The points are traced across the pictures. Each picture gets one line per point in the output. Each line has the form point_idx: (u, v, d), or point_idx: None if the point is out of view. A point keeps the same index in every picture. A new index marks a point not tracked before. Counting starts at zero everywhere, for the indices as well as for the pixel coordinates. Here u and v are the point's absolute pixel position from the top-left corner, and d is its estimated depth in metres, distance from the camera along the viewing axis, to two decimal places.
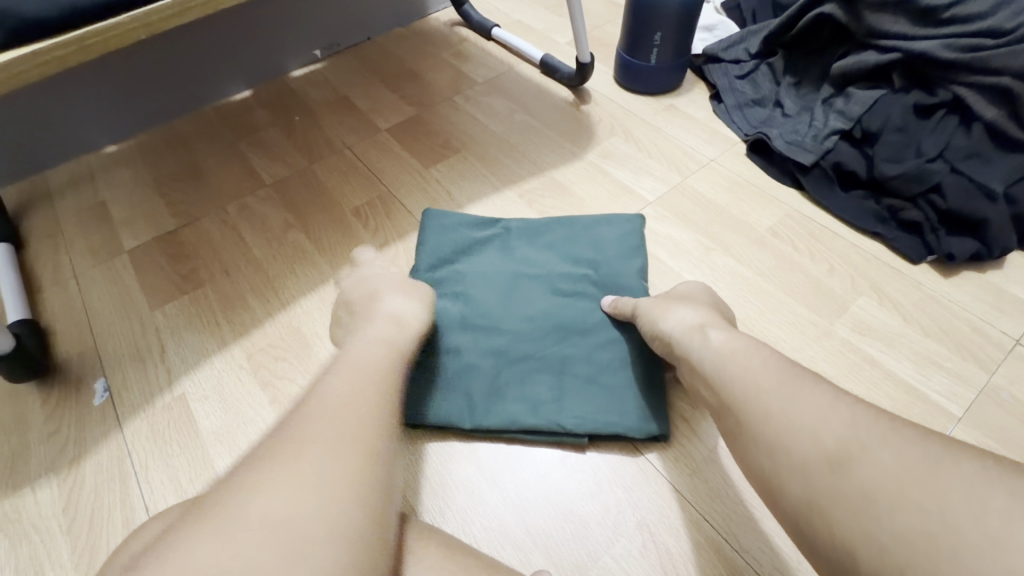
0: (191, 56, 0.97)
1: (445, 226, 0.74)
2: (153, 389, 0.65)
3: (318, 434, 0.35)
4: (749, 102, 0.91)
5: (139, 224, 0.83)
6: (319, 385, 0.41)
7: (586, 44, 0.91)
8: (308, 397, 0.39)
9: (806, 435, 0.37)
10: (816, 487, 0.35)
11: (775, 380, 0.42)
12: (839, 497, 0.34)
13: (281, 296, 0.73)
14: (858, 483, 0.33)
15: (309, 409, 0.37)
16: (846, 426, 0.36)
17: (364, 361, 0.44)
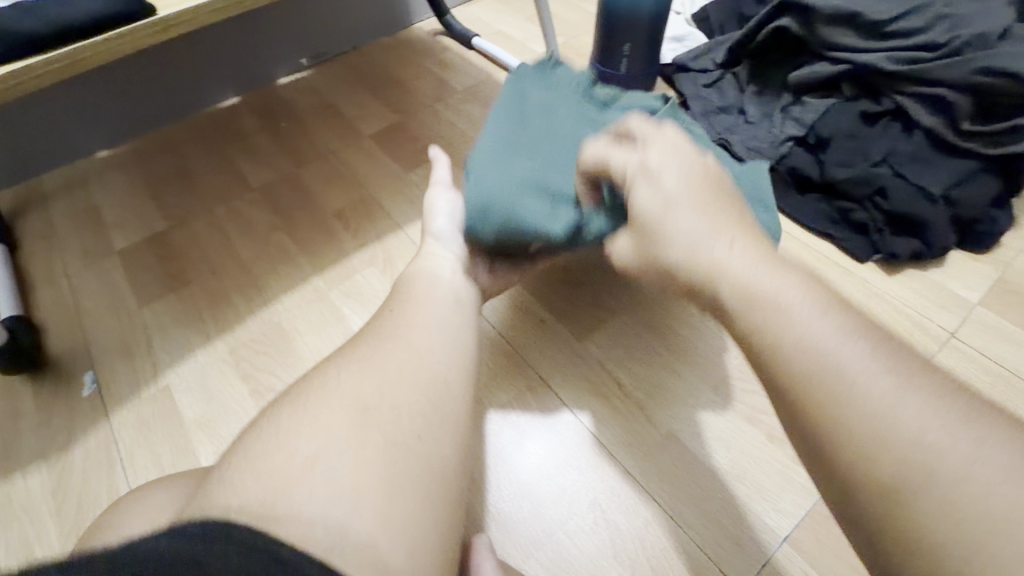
0: (181, 65, 1.01)
1: None
2: (140, 381, 0.68)
3: (404, 407, 0.41)
4: (714, 110, 0.94)
5: (129, 225, 0.87)
6: (389, 345, 0.46)
7: (558, 54, 0.95)
8: (383, 358, 0.45)
9: (953, 504, 0.27)
10: (888, 480, 0.29)
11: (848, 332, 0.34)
12: (917, 497, 0.28)
13: (264, 294, 0.76)
14: (950, 486, 0.28)
15: (390, 376, 0.43)
16: (941, 413, 0.30)
17: (421, 320, 0.49)
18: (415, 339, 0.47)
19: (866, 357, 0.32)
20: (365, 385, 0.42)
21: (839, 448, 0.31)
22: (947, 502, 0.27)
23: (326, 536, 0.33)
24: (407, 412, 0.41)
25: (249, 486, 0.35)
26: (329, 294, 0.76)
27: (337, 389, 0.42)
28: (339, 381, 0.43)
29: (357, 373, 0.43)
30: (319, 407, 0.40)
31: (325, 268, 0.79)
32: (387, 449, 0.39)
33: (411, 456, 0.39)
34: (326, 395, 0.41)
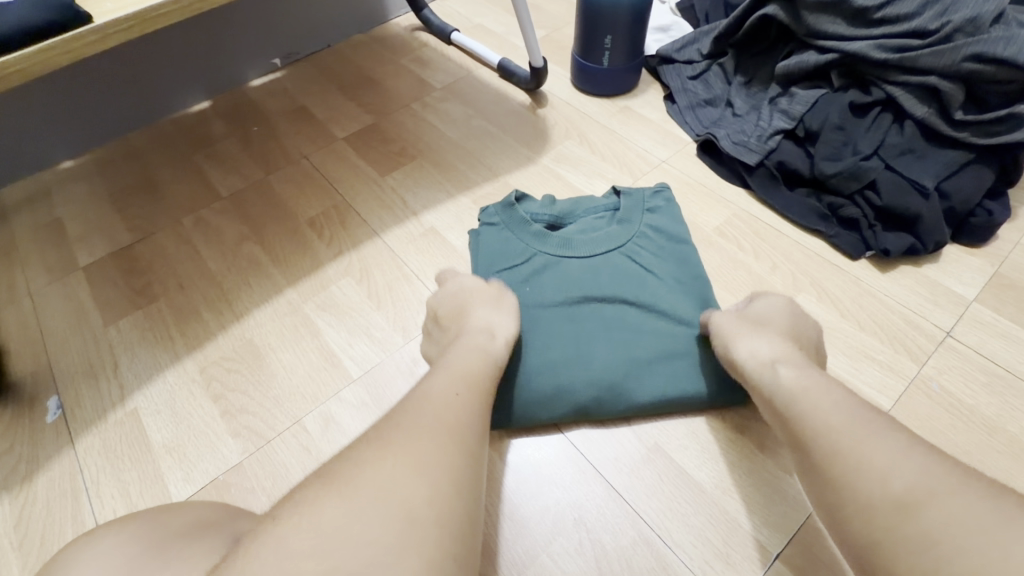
0: (148, 70, 0.97)
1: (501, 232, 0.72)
2: (105, 405, 0.65)
3: (438, 497, 0.36)
4: (701, 102, 0.92)
5: (96, 239, 0.84)
6: (428, 423, 0.41)
7: (537, 49, 0.92)
8: (423, 433, 0.40)
9: (935, 526, 0.35)
10: (887, 533, 0.37)
11: (849, 421, 0.44)
12: (908, 542, 0.36)
13: (236, 309, 0.74)
14: (924, 526, 0.36)
15: (429, 458, 0.38)
16: (920, 473, 0.38)
17: (457, 398, 0.45)
18: (455, 422, 0.42)
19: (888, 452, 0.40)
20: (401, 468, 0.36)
21: (859, 496, 0.40)
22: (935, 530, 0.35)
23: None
24: (439, 503, 0.35)
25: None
26: (304, 307, 0.73)
27: (367, 470, 0.36)
28: (371, 460, 0.37)
29: (393, 450, 0.38)
30: (349, 489, 0.35)
31: (299, 281, 0.76)
32: (419, 554, 0.32)
33: (442, 567, 0.32)
34: (356, 476, 0.36)
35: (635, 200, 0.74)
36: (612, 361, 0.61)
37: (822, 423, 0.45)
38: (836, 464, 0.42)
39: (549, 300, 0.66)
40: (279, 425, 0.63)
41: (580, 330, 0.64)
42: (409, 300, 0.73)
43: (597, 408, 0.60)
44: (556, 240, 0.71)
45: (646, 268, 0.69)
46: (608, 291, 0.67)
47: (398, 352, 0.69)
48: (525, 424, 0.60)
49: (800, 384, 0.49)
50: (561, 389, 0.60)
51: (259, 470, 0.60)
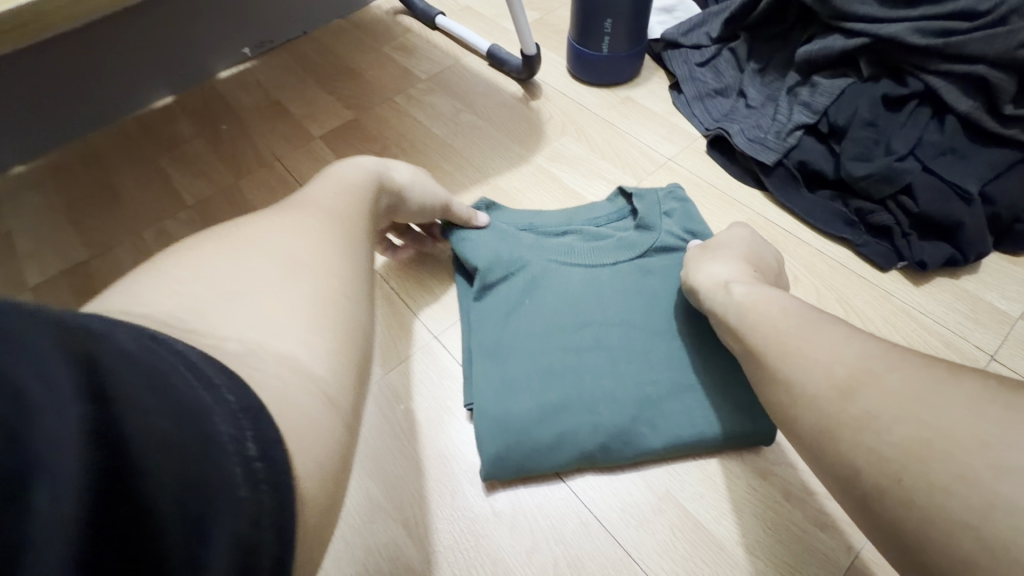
0: (101, 63, 0.88)
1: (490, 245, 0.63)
2: None
3: (332, 260, 0.39)
4: (710, 92, 0.83)
5: (46, 255, 0.76)
6: (317, 217, 0.43)
7: (529, 34, 0.83)
8: (308, 222, 0.41)
9: (875, 400, 0.35)
10: (828, 415, 0.38)
11: (794, 323, 0.44)
12: (847, 421, 0.36)
13: None
14: (865, 404, 0.36)
15: (317, 236, 0.40)
16: (859, 356, 0.38)
17: (349, 210, 0.46)
18: (347, 226, 0.44)
19: (829, 346, 0.41)
20: (291, 236, 0.39)
21: (803, 390, 0.40)
22: (867, 401, 0.36)
23: (242, 349, 0.30)
24: (332, 266, 0.38)
25: (166, 302, 0.31)
26: None
27: (251, 261, 0.35)
28: (266, 230, 0.39)
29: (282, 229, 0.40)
30: (242, 246, 0.36)
31: None
32: (314, 293, 0.35)
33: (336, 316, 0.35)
34: (249, 238, 0.38)
35: (644, 204, 0.65)
36: (618, 401, 0.55)
37: (776, 324, 0.45)
38: (790, 353, 0.42)
39: (547, 328, 0.59)
40: None
41: (583, 363, 0.57)
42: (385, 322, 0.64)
43: (604, 455, 0.53)
44: (554, 257, 0.63)
45: (657, 287, 0.61)
46: (614, 317, 0.59)
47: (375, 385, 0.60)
48: (522, 476, 0.53)
49: (753, 295, 0.49)
50: (563, 436, 0.53)
51: None
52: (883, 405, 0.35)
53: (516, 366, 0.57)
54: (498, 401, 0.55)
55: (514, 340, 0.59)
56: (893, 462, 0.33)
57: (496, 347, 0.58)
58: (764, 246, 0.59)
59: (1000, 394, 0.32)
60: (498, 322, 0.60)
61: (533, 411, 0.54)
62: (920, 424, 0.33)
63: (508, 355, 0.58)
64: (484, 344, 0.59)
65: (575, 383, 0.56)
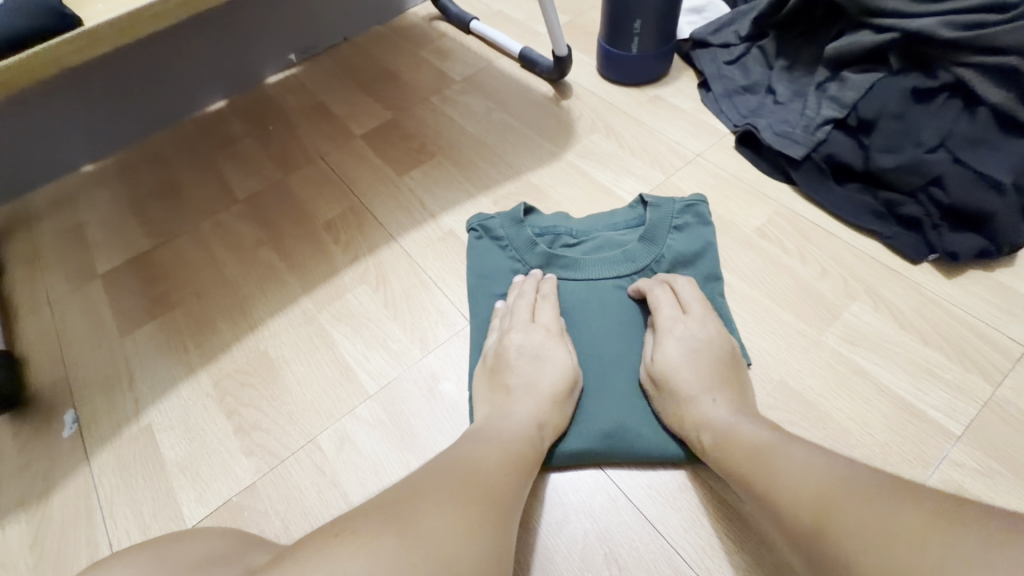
0: (163, 71, 0.95)
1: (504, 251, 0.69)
2: (121, 420, 0.64)
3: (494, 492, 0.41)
4: (738, 89, 0.85)
5: (114, 246, 0.83)
6: (462, 487, 0.39)
7: (560, 35, 0.86)
8: (460, 495, 0.39)
9: (790, 485, 0.40)
10: (763, 483, 0.42)
11: (723, 415, 0.50)
12: (777, 482, 0.41)
13: (251, 319, 0.72)
14: (785, 474, 0.41)
15: (471, 528, 0.36)
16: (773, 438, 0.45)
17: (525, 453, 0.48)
18: (496, 500, 0.40)
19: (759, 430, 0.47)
20: (453, 523, 0.35)
21: (736, 465, 0.45)
22: (782, 489, 0.40)
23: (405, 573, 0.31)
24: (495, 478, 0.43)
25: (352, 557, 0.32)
26: (319, 316, 0.71)
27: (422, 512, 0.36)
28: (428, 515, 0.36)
29: (440, 512, 0.36)
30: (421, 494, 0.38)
31: (315, 287, 0.74)
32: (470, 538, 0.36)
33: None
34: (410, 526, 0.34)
35: (661, 214, 0.68)
36: (614, 407, 0.57)
37: (716, 433, 0.49)
38: (731, 464, 0.46)
39: None
40: (293, 443, 0.61)
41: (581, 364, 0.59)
42: (427, 308, 0.70)
43: (595, 455, 0.55)
44: (565, 262, 0.67)
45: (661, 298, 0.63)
46: (618, 325, 0.62)
47: (416, 366, 0.65)
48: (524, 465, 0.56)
49: (705, 407, 0.51)
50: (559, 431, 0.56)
51: (272, 491, 0.58)
52: (798, 485, 0.39)
53: None
54: None
55: None
56: (811, 513, 0.37)
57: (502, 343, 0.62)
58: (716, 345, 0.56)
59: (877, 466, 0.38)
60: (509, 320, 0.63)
61: None
62: (823, 479, 0.38)
63: None
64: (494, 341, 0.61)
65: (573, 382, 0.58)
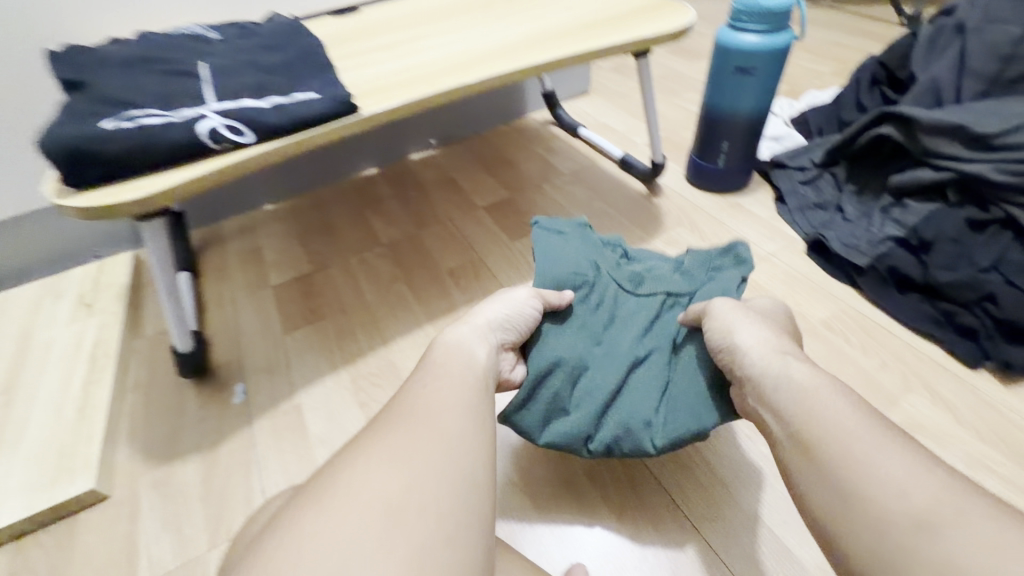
0: (341, 142, 1.23)
1: (556, 242, 0.68)
2: (279, 396, 0.81)
3: (426, 430, 0.45)
4: (810, 205, 0.99)
5: (284, 266, 1.05)
6: (388, 440, 0.44)
7: (658, 145, 1.05)
8: (388, 451, 0.43)
9: (892, 489, 0.40)
10: (818, 483, 0.43)
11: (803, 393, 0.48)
12: (838, 483, 0.42)
13: (384, 335, 0.89)
14: (842, 479, 0.42)
15: (402, 470, 0.42)
16: (847, 428, 0.44)
17: (451, 393, 0.49)
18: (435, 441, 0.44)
19: (845, 411, 0.45)
20: (382, 476, 0.42)
21: (794, 462, 0.45)
22: (867, 482, 0.41)
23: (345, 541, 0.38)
24: (424, 422, 0.46)
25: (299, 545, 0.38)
26: None
27: (356, 473, 0.42)
28: (357, 473, 0.42)
29: (374, 472, 0.42)
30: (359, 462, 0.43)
31: (438, 318, 0.91)
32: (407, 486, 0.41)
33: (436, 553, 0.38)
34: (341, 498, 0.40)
35: (690, 246, 0.74)
36: (640, 400, 0.61)
37: (800, 395, 0.48)
38: (803, 427, 0.46)
39: (589, 312, 0.65)
40: None
41: (609, 350, 0.63)
42: None
43: (609, 436, 0.60)
44: (609, 260, 0.69)
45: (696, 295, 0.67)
46: (658, 329, 0.64)
47: None
48: (549, 444, 0.61)
49: (774, 362, 0.51)
50: (576, 410, 0.61)
51: None
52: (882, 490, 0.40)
53: (554, 335, 0.63)
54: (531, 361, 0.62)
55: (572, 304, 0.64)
56: (865, 527, 0.39)
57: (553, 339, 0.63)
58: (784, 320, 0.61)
59: (955, 485, 0.40)
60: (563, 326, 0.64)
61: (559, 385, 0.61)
62: (893, 497, 0.39)
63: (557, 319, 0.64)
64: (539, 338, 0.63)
65: (598, 369, 0.62)
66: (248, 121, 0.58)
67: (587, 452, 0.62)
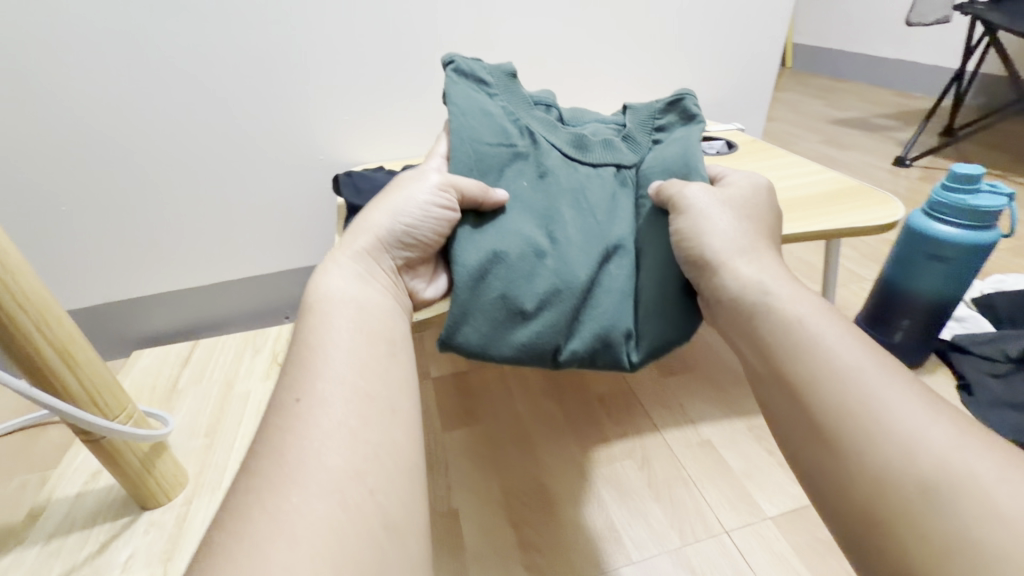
0: None
1: (480, 110, 0.72)
2: (437, 498, 0.85)
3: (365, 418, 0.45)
4: (1004, 403, 0.91)
5: (444, 359, 1.13)
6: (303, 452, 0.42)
7: (834, 288, 0.97)
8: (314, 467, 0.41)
9: (904, 445, 0.38)
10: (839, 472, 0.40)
11: (804, 335, 0.46)
12: (862, 465, 0.39)
13: (535, 454, 0.91)
14: (868, 460, 0.39)
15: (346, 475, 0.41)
16: (850, 379, 0.42)
17: (372, 368, 0.49)
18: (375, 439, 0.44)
19: (840, 351, 0.44)
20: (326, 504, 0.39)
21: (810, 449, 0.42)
22: (890, 447, 0.38)
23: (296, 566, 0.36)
24: (367, 417, 0.45)
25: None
26: (592, 474, 0.88)
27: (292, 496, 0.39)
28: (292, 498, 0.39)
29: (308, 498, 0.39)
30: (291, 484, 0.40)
31: (590, 448, 0.92)
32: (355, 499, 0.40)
33: (394, 498, 0.42)
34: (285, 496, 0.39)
35: (636, 117, 0.77)
36: (611, 305, 0.66)
37: (821, 354, 0.44)
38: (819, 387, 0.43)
39: (515, 193, 0.69)
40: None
41: (555, 251, 0.66)
42: (685, 503, 0.83)
43: (504, 332, 0.64)
44: (545, 125, 0.75)
45: (659, 168, 0.71)
46: (616, 222, 0.70)
47: (673, 551, 0.76)
48: (511, 358, 0.65)
49: (741, 267, 0.54)
50: (536, 316, 0.64)
51: None
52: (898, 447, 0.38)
53: (512, 229, 0.66)
54: (457, 270, 0.64)
55: (520, 182, 0.70)
56: (896, 515, 0.36)
57: (490, 238, 0.65)
58: (767, 199, 0.65)
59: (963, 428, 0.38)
60: (494, 224, 0.67)
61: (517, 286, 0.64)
62: (913, 469, 0.37)
63: (514, 210, 0.68)
64: (461, 237, 0.65)
65: (540, 258, 0.65)
66: None
67: (556, 363, 0.66)
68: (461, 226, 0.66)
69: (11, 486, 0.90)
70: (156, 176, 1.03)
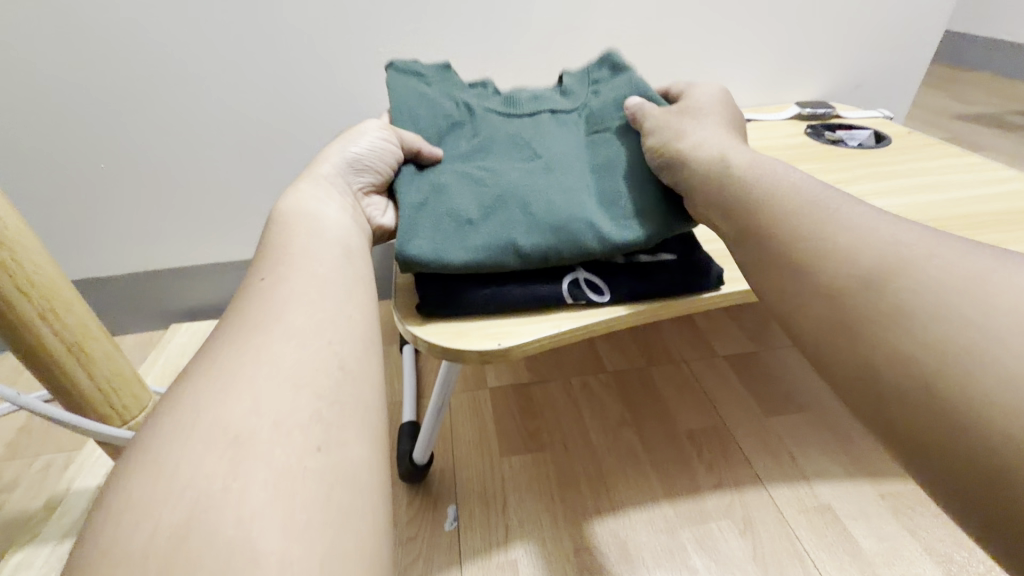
0: None
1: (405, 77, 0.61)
2: (493, 541, 0.71)
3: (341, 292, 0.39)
4: None
5: (503, 366, 0.99)
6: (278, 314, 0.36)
7: None
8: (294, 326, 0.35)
9: (946, 282, 0.29)
10: (875, 335, 0.30)
11: (810, 215, 0.38)
12: (899, 323, 0.30)
13: (613, 498, 0.76)
14: (912, 312, 0.29)
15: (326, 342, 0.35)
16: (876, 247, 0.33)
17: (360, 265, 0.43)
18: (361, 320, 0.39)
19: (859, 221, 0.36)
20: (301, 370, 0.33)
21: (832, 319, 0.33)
22: (935, 288, 0.29)
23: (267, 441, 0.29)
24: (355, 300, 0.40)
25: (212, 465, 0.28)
26: (680, 533, 0.72)
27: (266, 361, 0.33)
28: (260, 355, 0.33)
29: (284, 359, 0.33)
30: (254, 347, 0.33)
31: (677, 498, 0.76)
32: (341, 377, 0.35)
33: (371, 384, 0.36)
34: (253, 347, 0.33)
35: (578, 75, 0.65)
36: (574, 199, 0.50)
37: (807, 221, 0.38)
38: (803, 259, 0.36)
39: (448, 138, 0.57)
40: None
41: (504, 162, 0.53)
42: None
43: (459, 239, 0.48)
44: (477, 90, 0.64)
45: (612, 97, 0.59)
46: (569, 141, 0.56)
47: None
48: (470, 264, 0.48)
49: (735, 157, 0.46)
50: (486, 220, 0.49)
51: None
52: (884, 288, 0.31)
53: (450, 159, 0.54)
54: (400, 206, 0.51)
55: (467, 133, 0.57)
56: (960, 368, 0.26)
57: (440, 165, 0.54)
58: (730, 104, 0.57)
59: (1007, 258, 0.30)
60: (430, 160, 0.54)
61: (464, 194, 0.50)
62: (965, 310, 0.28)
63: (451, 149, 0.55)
64: (404, 176, 0.53)
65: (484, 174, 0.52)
66: (604, 273, 0.52)
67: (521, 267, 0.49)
68: (405, 166, 0.54)
69: (34, 466, 0.83)
70: (197, 140, 0.90)
